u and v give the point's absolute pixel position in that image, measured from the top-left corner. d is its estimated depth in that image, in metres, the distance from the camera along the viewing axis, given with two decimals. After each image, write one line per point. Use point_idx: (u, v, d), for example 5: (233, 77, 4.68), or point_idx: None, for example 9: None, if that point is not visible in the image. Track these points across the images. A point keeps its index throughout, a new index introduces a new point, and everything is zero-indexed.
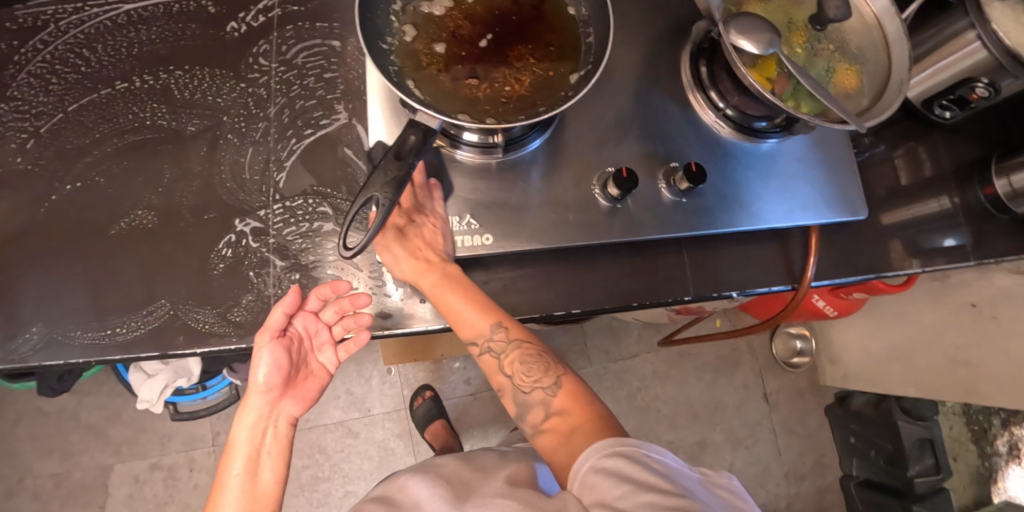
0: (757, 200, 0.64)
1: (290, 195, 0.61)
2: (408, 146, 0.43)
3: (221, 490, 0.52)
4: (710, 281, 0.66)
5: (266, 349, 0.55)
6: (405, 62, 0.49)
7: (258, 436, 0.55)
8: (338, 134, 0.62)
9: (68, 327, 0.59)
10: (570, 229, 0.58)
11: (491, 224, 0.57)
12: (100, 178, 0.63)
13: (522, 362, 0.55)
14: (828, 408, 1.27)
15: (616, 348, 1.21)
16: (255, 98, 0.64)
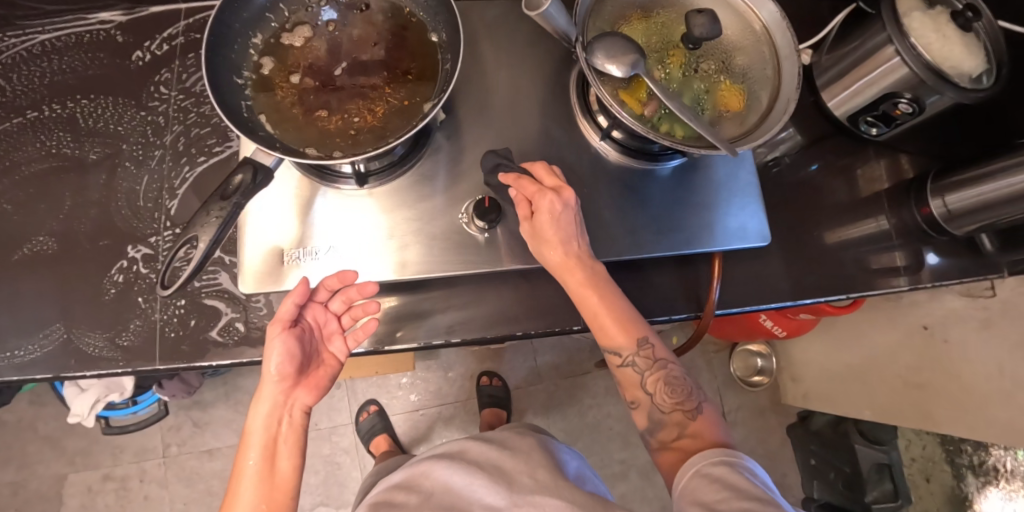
0: (650, 227, 0.62)
1: (181, 222, 0.62)
2: (234, 185, 0.44)
3: (240, 485, 0.49)
4: None
5: (280, 338, 0.52)
6: (260, 95, 0.50)
7: (273, 427, 0.52)
8: (230, 162, 0.64)
9: None
10: (445, 257, 0.57)
11: (362, 254, 0.57)
12: (6, 205, 0.64)
13: (664, 384, 0.57)
14: (791, 428, 1.24)
15: (568, 364, 1.21)
16: (154, 126, 0.65)
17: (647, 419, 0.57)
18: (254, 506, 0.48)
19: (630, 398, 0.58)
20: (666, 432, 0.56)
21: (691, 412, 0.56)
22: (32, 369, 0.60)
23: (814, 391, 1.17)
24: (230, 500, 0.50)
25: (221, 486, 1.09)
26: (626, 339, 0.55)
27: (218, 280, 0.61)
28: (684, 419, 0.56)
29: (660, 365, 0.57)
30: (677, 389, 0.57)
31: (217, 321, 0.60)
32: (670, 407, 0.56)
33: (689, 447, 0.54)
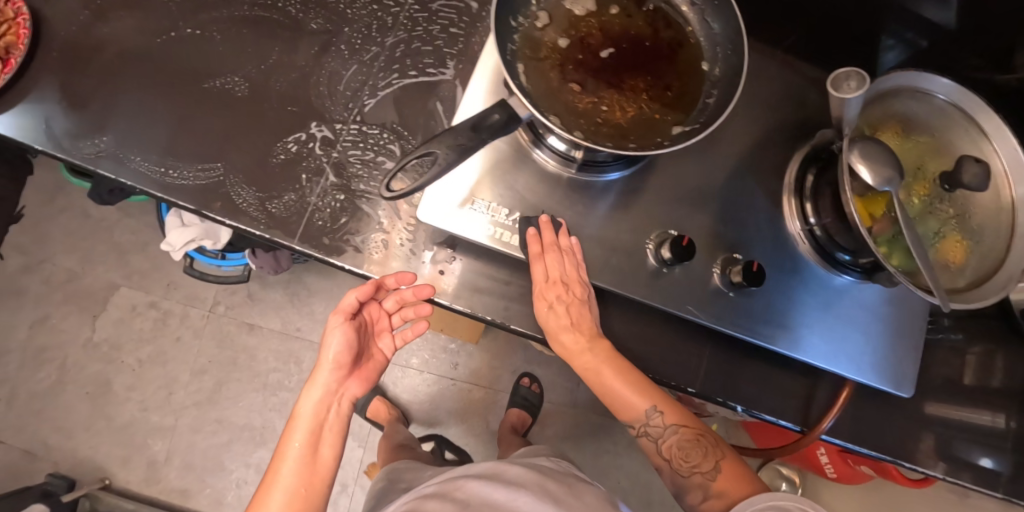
0: (802, 328, 0.60)
1: (370, 122, 0.62)
2: (488, 123, 0.44)
3: (281, 461, 0.53)
4: (721, 386, 0.63)
5: (342, 327, 0.58)
6: (527, 47, 0.50)
7: (322, 411, 0.57)
8: (438, 86, 0.63)
9: (133, 150, 0.63)
10: (611, 271, 0.57)
11: (540, 233, 0.56)
12: (218, 36, 0.66)
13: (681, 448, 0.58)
14: None
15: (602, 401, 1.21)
16: (379, 24, 0.65)
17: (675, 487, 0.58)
18: (292, 483, 0.52)
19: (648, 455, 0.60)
20: (693, 493, 0.57)
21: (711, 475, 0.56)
22: (183, 196, 0.61)
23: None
24: (271, 478, 0.53)
25: (246, 361, 1.12)
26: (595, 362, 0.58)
27: (383, 195, 0.60)
28: (705, 482, 0.56)
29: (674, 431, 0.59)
30: (697, 451, 0.58)
31: (364, 230, 0.59)
32: (694, 471, 0.57)
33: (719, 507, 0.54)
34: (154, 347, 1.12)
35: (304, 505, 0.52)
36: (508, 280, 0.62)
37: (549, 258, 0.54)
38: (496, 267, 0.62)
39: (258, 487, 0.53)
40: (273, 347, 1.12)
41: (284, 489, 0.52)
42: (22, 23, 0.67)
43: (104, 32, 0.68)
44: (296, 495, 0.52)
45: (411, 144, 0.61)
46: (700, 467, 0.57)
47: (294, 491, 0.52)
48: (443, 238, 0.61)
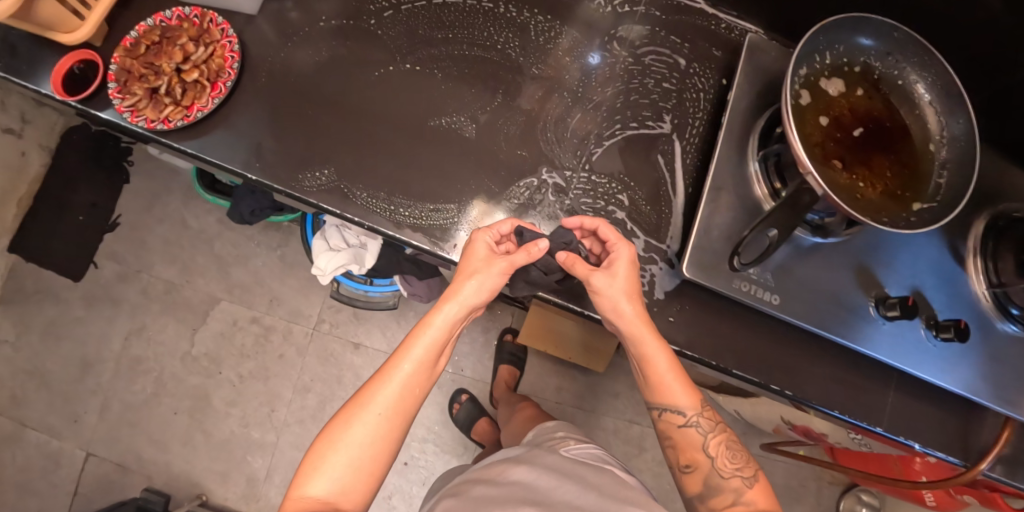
0: (966, 369, 0.64)
1: (598, 171, 0.65)
2: (800, 203, 0.49)
3: (401, 359, 0.54)
4: (901, 424, 0.68)
5: (497, 264, 0.55)
6: (796, 121, 0.55)
7: (390, 401, 0.53)
8: (659, 140, 0.67)
9: (356, 184, 0.63)
10: (827, 318, 0.61)
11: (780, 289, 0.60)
12: (439, 73, 0.67)
13: (727, 449, 0.59)
14: None
15: None
16: (598, 74, 0.68)
17: (700, 486, 0.59)
18: (352, 455, 0.51)
19: (689, 459, 0.59)
20: (719, 497, 0.57)
21: (750, 479, 0.57)
22: (420, 237, 0.62)
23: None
24: (324, 447, 0.52)
25: (351, 379, 1.11)
26: (687, 398, 0.58)
27: None
28: (742, 487, 0.57)
29: (719, 429, 0.60)
30: (739, 456, 0.59)
31: None
32: (734, 474, 0.58)
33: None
34: (257, 362, 1.11)
35: (360, 478, 0.52)
36: (728, 325, 0.64)
37: (617, 256, 0.58)
38: (717, 313, 0.64)
39: (313, 446, 0.52)
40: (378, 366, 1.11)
41: (403, 383, 0.54)
42: (230, 46, 0.65)
43: (315, 59, 0.68)
44: (358, 469, 0.52)
45: (639, 195, 0.65)
46: (741, 471, 0.58)
47: (347, 471, 0.51)
48: (672, 286, 0.63)
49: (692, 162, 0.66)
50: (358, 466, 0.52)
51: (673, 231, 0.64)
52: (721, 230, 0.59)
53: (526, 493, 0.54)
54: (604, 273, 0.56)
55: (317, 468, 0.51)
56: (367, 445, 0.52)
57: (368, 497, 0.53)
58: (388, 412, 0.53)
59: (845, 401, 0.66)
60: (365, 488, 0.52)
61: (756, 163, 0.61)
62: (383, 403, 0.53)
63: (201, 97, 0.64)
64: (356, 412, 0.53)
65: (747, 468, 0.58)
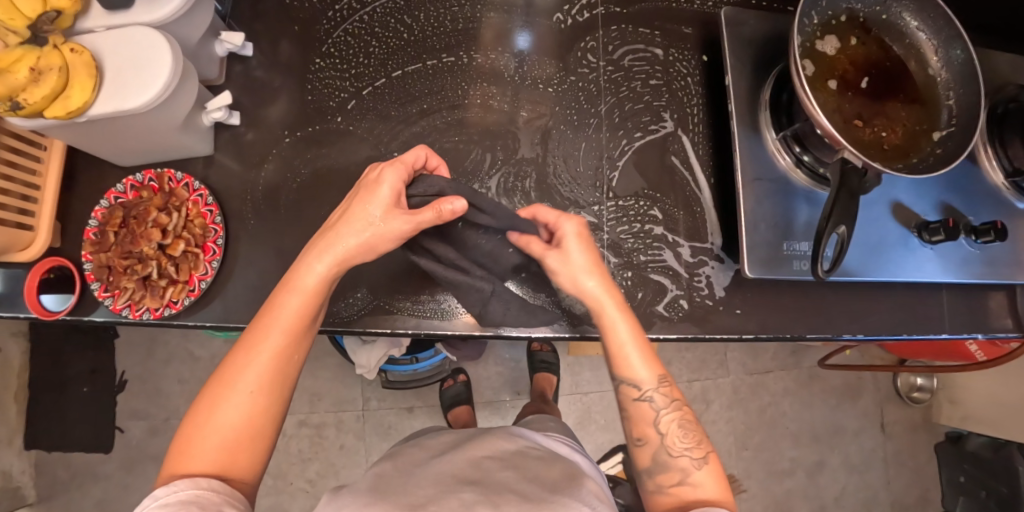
0: (1002, 258, 0.65)
1: (623, 195, 0.63)
2: (850, 186, 0.50)
3: (268, 327, 0.46)
4: (966, 323, 0.69)
5: (393, 217, 0.47)
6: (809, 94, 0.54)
7: (268, 365, 0.45)
8: (666, 141, 0.65)
9: (393, 295, 0.60)
10: (874, 260, 0.62)
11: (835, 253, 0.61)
12: (430, 150, 0.63)
13: (680, 426, 0.51)
14: (939, 445, 1.13)
15: (753, 361, 1.13)
16: (586, 93, 0.65)
17: (649, 460, 0.51)
18: (231, 431, 0.44)
19: (637, 434, 0.52)
20: (666, 475, 0.50)
21: (700, 461, 0.50)
22: (479, 324, 0.59)
23: (976, 414, 1.06)
24: (201, 424, 0.44)
25: None
26: (649, 371, 0.52)
27: (664, 258, 0.62)
28: (689, 468, 0.50)
29: (675, 406, 0.52)
30: (692, 433, 0.51)
31: (663, 296, 0.62)
32: (684, 451, 0.50)
33: (684, 497, 0.48)
34: (321, 462, 1.08)
35: (232, 457, 0.43)
36: (786, 295, 0.64)
37: (566, 233, 0.53)
38: (777, 288, 0.63)
39: (187, 419, 0.44)
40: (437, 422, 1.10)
41: (272, 358, 0.46)
42: (203, 200, 0.61)
43: (296, 179, 0.63)
44: (235, 441, 0.44)
45: (669, 204, 0.64)
46: (690, 450, 0.50)
47: (217, 455, 0.43)
48: (729, 280, 0.62)
49: (705, 153, 0.65)
50: (228, 449, 0.43)
51: (711, 226, 0.63)
52: (767, 217, 0.59)
53: (460, 471, 0.50)
54: (557, 254, 0.53)
55: (186, 451, 0.43)
56: (239, 421, 0.44)
57: (254, 479, 0.45)
58: (262, 385, 0.45)
59: (907, 322, 0.67)
60: (245, 467, 0.44)
61: (777, 135, 0.59)
62: (254, 373, 0.45)
63: (197, 265, 0.59)
64: (226, 394, 0.44)
65: (697, 446, 0.50)
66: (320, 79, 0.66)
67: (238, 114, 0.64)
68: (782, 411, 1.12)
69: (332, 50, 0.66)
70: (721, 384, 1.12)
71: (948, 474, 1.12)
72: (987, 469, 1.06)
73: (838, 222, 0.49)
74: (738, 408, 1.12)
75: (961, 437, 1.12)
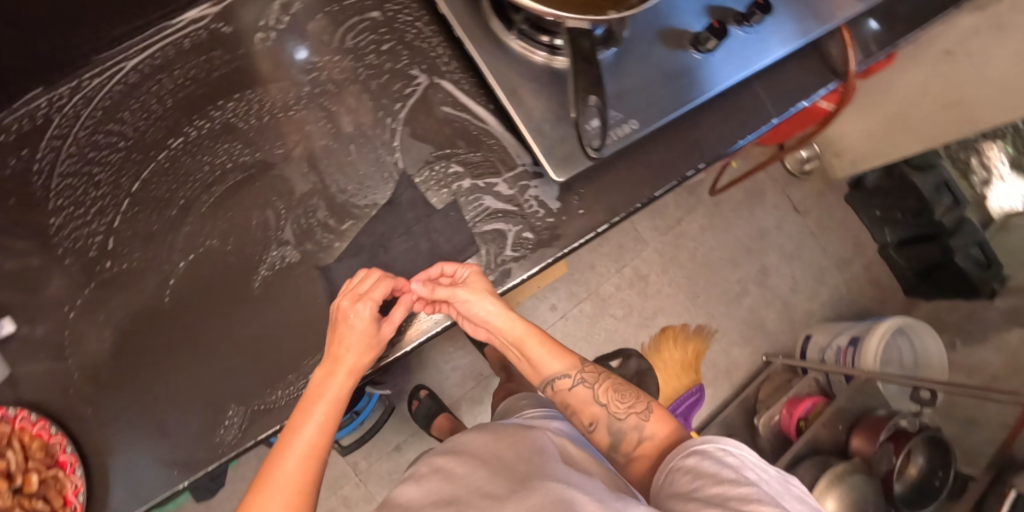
0: (784, 25, 0.63)
1: (416, 170, 0.58)
2: (585, 51, 0.46)
3: (309, 416, 0.48)
4: (784, 99, 0.70)
5: (384, 331, 0.53)
6: None
7: (309, 451, 0.47)
8: (428, 96, 0.60)
9: (262, 393, 0.56)
10: (669, 93, 0.59)
11: (629, 111, 0.57)
12: (213, 240, 0.58)
13: (615, 392, 0.55)
14: (848, 196, 1.24)
15: (663, 219, 1.14)
16: (329, 96, 0.60)
17: (609, 435, 0.53)
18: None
19: (586, 419, 0.55)
20: (628, 440, 0.53)
21: (643, 414, 0.53)
22: None
23: (862, 154, 1.14)
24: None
25: None
26: (566, 364, 0.57)
27: (485, 205, 0.58)
28: (642, 423, 0.53)
29: (602, 379, 0.57)
30: (630, 393, 0.55)
31: (505, 240, 0.57)
32: (629, 413, 0.54)
33: (649, 451, 0.52)
34: None
35: None
36: (619, 167, 0.61)
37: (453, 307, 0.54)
38: (608, 168, 0.61)
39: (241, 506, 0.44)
40: (430, 442, 1.09)
41: (306, 445, 0.47)
42: (28, 421, 0.54)
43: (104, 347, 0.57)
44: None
45: (464, 152, 0.59)
46: (634, 408, 0.54)
47: None
48: (557, 189, 0.59)
49: (471, 85, 0.60)
50: None
51: (514, 149, 0.59)
52: (548, 116, 0.55)
53: (447, 491, 0.51)
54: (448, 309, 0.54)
55: None
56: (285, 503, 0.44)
57: None
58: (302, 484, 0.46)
59: (737, 127, 0.66)
60: None
61: (513, 36, 0.55)
62: (297, 454, 0.47)
63: (64, 483, 0.53)
64: (267, 489, 0.45)
65: (637, 402, 0.54)
66: (65, 235, 0.59)
67: (9, 318, 0.56)
68: (712, 246, 1.15)
69: (58, 200, 0.59)
70: (647, 256, 1.12)
71: (866, 213, 1.23)
72: (890, 195, 1.15)
73: (587, 92, 0.45)
74: (672, 267, 1.13)
75: (860, 181, 1.21)
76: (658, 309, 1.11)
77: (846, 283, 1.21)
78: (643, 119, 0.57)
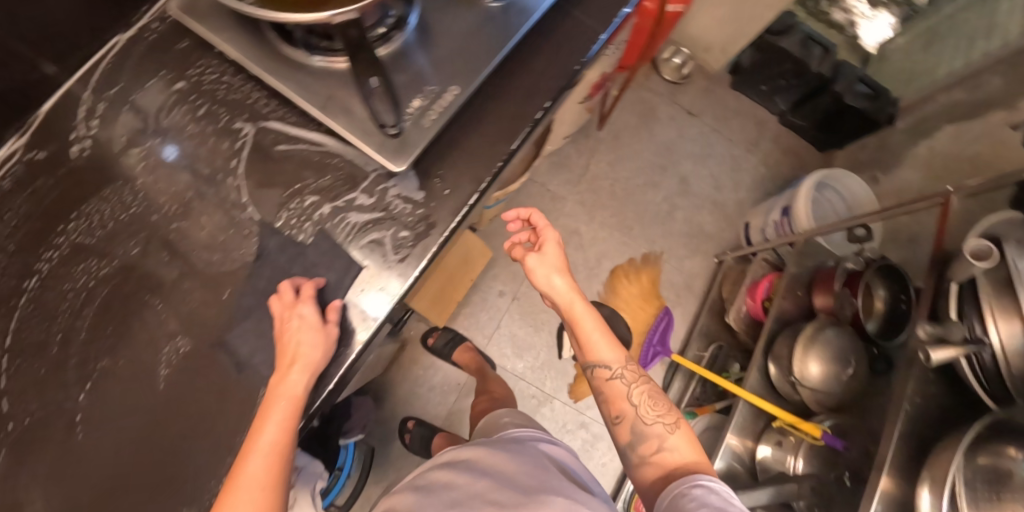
0: None
1: (273, 216, 0.57)
2: None
3: (265, 418, 0.48)
4: (605, 14, 0.70)
5: (329, 328, 0.52)
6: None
7: (271, 448, 0.47)
8: (259, 141, 0.59)
9: (206, 487, 0.54)
10: (482, 49, 0.58)
11: (449, 78, 0.56)
12: (103, 361, 0.56)
13: (648, 396, 0.61)
14: (733, 82, 1.27)
15: (572, 171, 1.15)
16: (165, 179, 0.59)
17: (631, 434, 0.60)
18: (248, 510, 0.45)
19: (617, 412, 0.62)
20: (647, 444, 0.59)
21: (673, 426, 0.60)
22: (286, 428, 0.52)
23: (726, 40, 1.18)
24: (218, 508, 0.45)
25: None
26: (614, 352, 0.62)
27: (352, 220, 0.57)
28: (665, 433, 0.59)
29: (641, 378, 0.63)
30: (662, 403, 0.61)
31: (384, 246, 0.57)
32: (660, 420, 0.60)
33: (664, 462, 0.58)
34: None
35: None
36: (469, 137, 0.61)
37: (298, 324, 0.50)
38: (459, 141, 0.61)
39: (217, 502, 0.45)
40: None
41: (269, 446, 0.47)
42: None
43: None
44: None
45: (314, 179, 0.58)
46: (665, 418, 0.60)
47: None
48: (416, 179, 0.58)
49: (297, 115, 0.59)
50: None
51: (361, 158, 0.58)
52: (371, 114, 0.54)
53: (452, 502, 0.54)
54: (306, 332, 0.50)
55: None
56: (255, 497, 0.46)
57: None
58: (268, 482, 0.46)
59: (569, 55, 0.67)
60: None
61: (314, 55, 0.55)
62: (260, 454, 0.47)
63: None
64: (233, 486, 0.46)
65: (668, 414, 0.60)
66: None
67: None
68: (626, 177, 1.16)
69: None
70: (569, 212, 1.13)
71: (754, 91, 1.26)
72: (767, 65, 1.18)
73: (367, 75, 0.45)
74: (597, 212, 1.14)
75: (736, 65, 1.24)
76: (601, 255, 1.12)
77: (762, 161, 1.24)
78: (464, 80, 0.56)
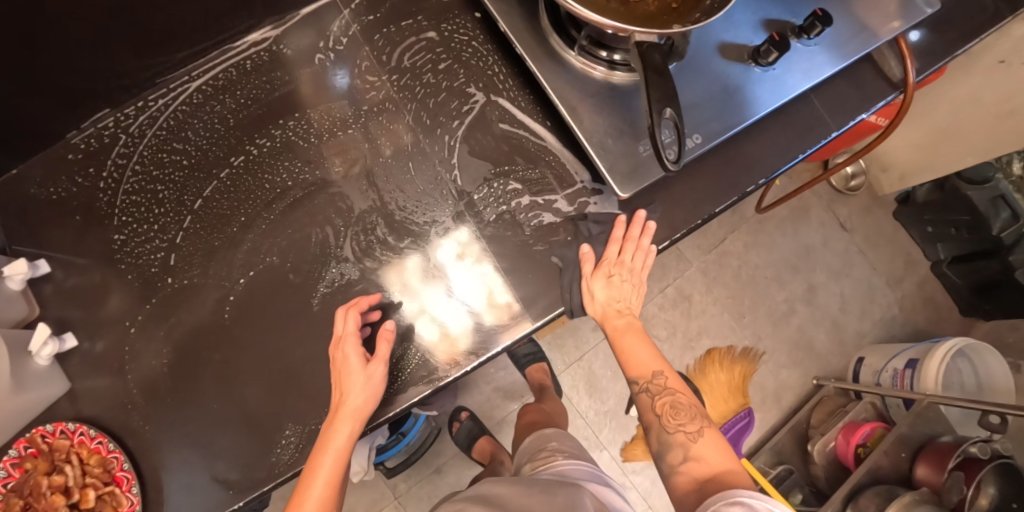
0: (845, 39, 0.62)
1: (474, 188, 0.58)
2: (658, 64, 0.45)
3: (324, 446, 0.49)
4: (846, 112, 0.67)
5: (374, 370, 0.50)
6: None
7: (332, 472, 0.49)
8: (486, 114, 0.60)
9: (319, 411, 0.55)
10: (730, 108, 0.58)
11: (693, 125, 0.57)
12: (272, 257, 0.57)
13: (671, 407, 0.54)
14: (897, 211, 1.21)
15: (707, 239, 1.14)
16: (387, 114, 0.61)
17: (657, 443, 0.54)
18: None
19: (643, 423, 0.56)
20: (672, 454, 0.52)
21: (694, 434, 0.52)
22: (416, 388, 0.54)
23: (909, 168, 1.13)
24: None
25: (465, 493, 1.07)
26: (649, 370, 0.56)
27: (545, 222, 0.58)
28: (688, 442, 0.52)
29: (670, 392, 0.55)
30: (686, 411, 0.54)
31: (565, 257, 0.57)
32: (678, 430, 0.53)
33: (696, 473, 0.49)
34: None
35: None
36: (678, 185, 0.60)
37: (350, 362, 0.50)
38: (667, 185, 0.60)
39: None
40: (469, 465, 1.06)
41: (330, 467, 0.49)
42: (105, 446, 0.55)
43: (164, 363, 0.57)
44: None
45: (523, 169, 0.59)
46: (687, 427, 0.53)
47: None
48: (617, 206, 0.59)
49: (529, 103, 0.60)
50: None
51: (573, 165, 0.59)
52: (610, 130, 0.54)
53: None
54: (361, 374, 0.50)
55: None
56: None
57: None
58: None
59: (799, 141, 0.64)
60: None
61: (574, 52, 0.55)
62: (320, 480, 0.48)
63: (120, 500, 0.54)
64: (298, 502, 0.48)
65: (691, 424, 0.53)
66: (130, 253, 0.59)
67: (72, 334, 0.58)
68: (756, 264, 1.14)
69: (122, 217, 0.60)
70: (691, 276, 1.12)
71: (917, 229, 1.20)
72: (943, 210, 1.12)
73: (661, 104, 0.43)
74: (716, 286, 1.12)
75: (909, 195, 1.18)
76: (702, 330, 1.11)
77: (899, 301, 1.18)
78: (704, 131, 0.57)
